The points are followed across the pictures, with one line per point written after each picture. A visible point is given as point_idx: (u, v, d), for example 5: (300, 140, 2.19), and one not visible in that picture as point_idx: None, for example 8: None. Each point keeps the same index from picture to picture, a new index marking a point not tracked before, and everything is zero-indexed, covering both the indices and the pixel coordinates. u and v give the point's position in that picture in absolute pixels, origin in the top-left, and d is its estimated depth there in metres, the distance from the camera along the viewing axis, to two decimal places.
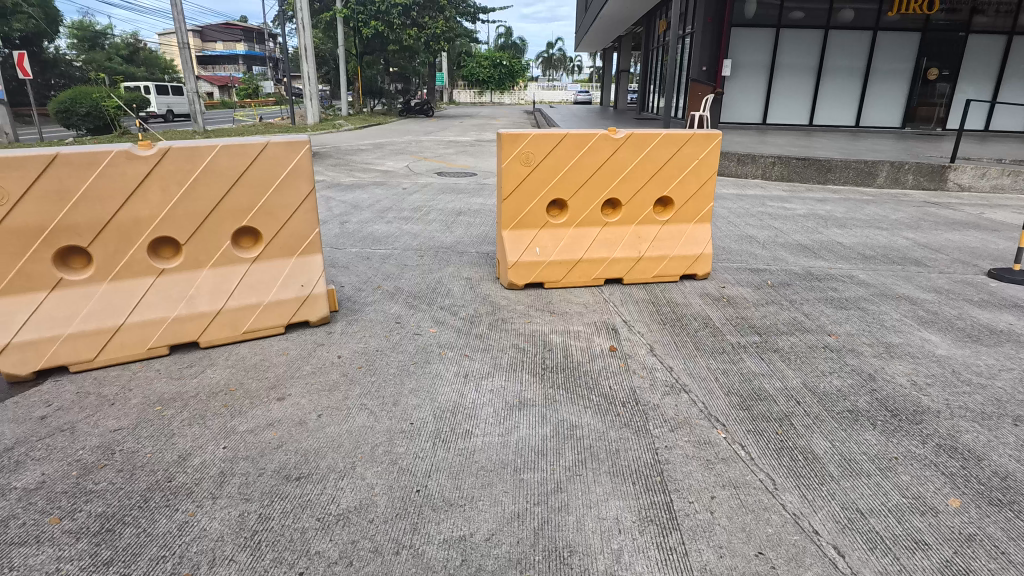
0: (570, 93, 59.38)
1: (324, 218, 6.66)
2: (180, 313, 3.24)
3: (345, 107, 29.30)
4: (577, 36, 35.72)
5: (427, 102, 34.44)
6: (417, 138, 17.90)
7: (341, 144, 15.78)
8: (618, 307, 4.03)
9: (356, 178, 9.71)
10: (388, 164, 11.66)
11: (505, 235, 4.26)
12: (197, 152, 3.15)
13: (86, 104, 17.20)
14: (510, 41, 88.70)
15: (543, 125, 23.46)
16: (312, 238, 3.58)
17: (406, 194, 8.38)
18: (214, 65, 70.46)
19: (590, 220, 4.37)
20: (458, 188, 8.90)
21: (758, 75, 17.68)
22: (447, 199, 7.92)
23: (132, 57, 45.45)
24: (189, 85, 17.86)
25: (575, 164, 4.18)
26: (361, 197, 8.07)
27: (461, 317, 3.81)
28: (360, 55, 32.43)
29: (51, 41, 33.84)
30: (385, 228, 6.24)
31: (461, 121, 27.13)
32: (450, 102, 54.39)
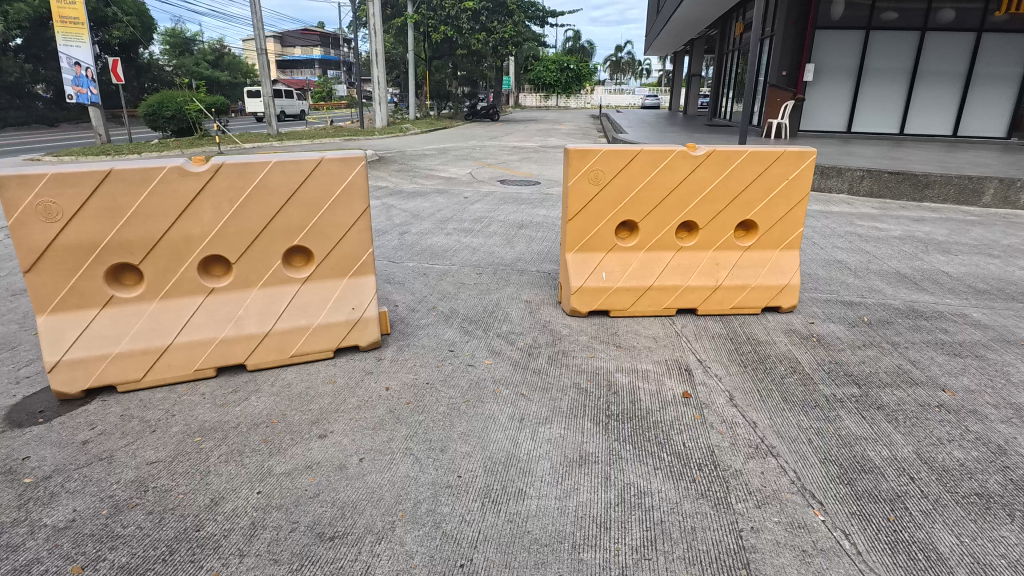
0: (637, 97, 58.26)
1: (384, 228, 6.56)
2: (228, 334, 3.13)
3: (413, 111, 29.84)
4: (647, 40, 34.99)
5: (493, 106, 34.59)
6: (482, 143, 17.86)
7: (407, 148, 15.93)
8: (691, 343, 3.64)
9: (419, 186, 9.67)
10: (451, 170, 11.58)
11: (569, 258, 3.96)
12: (251, 168, 3.02)
13: (171, 108, 18.15)
14: (578, 46, 88.24)
15: (609, 130, 22.95)
16: (365, 258, 3.40)
17: (468, 203, 8.22)
18: (291, 69, 73.57)
19: (662, 244, 4.01)
20: (520, 197, 8.66)
21: (844, 80, 16.56)
22: (509, 209, 7.70)
23: (217, 62, 47.99)
24: (266, 89, 18.54)
25: (648, 184, 3.83)
26: (422, 206, 7.97)
27: (519, 347, 3.53)
28: (429, 60, 32.89)
29: (146, 48, 36.25)
30: (444, 241, 6.08)
31: (526, 125, 26.99)
32: (516, 106, 54.49)
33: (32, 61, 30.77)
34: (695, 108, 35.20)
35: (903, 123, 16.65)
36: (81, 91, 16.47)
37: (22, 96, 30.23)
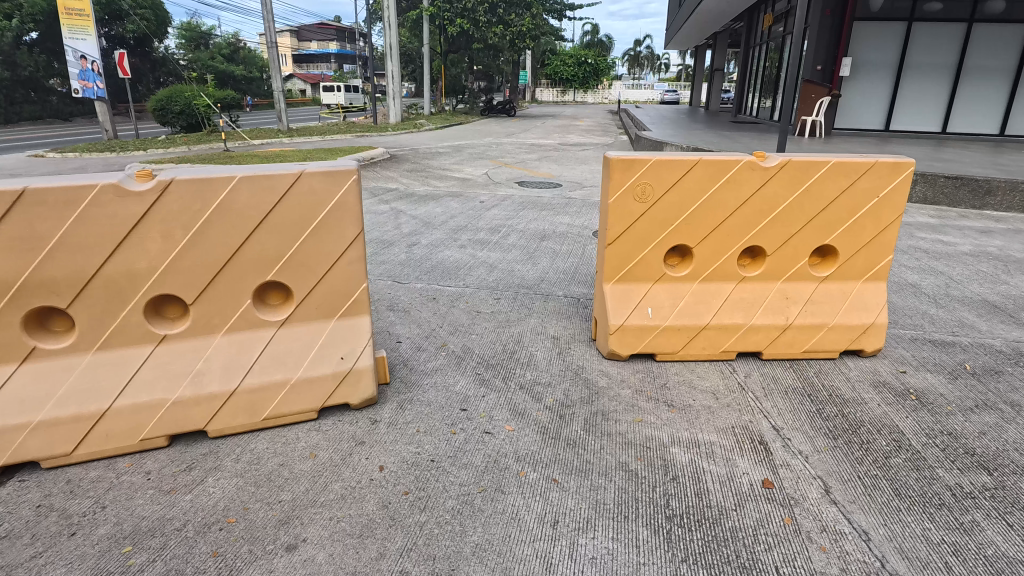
0: (656, 92, 57.06)
1: (392, 239, 5.90)
2: (183, 395, 2.49)
3: (428, 106, 29.21)
4: (668, 35, 34.07)
5: (509, 101, 33.88)
6: (498, 140, 17.19)
7: (420, 145, 15.33)
8: (761, 402, 2.93)
9: (431, 187, 9.02)
10: (467, 170, 10.90)
11: (607, 289, 3.27)
12: (210, 186, 2.36)
13: (179, 103, 17.73)
14: (597, 41, 87.18)
15: (630, 126, 22.13)
16: (357, 295, 2.74)
17: (484, 208, 7.54)
18: (307, 64, 73.25)
19: (721, 273, 3.31)
20: (541, 202, 7.96)
21: (883, 76, 15.54)
22: (529, 216, 7.02)
23: (233, 56, 47.62)
24: (276, 83, 18.02)
25: (706, 202, 3.13)
26: (434, 211, 7.31)
27: (546, 405, 2.86)
28: (444, 54, 32.14)
29: (161, 41, 36.06)
30: (457, 255, 5.41)
31: (544, 122, 26.23)
32: (532, 100, 53.58)
33: (46, 55, 30.48)
34: (718, 104, 34.12)
35: (946, 121, 15.64)
36: (88, 85, 16.04)
37: (37, 89, 30.11)
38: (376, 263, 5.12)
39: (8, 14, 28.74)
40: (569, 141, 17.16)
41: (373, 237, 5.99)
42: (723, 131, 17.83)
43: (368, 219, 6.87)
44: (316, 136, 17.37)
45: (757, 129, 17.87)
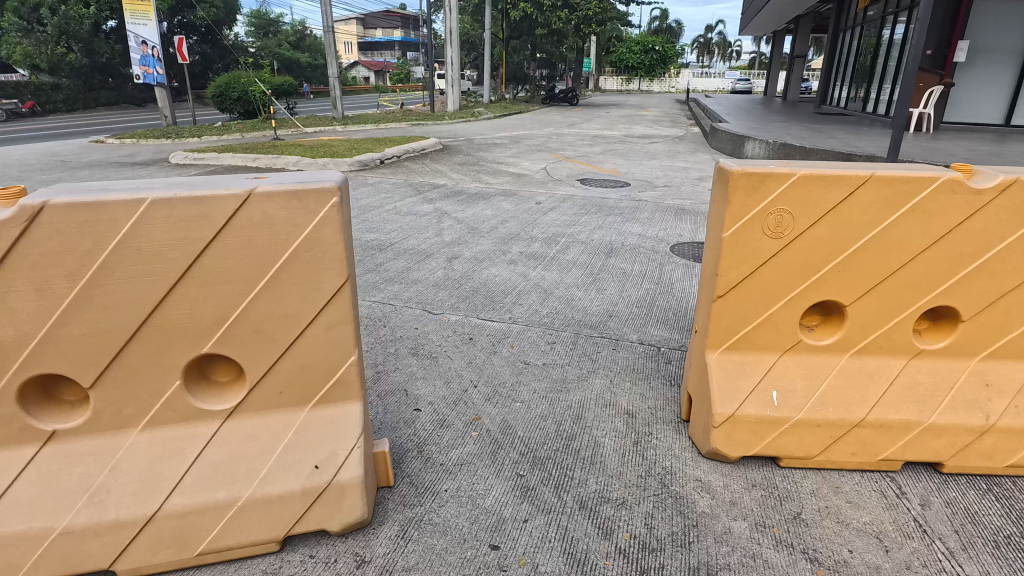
0: (726, 82, 54.10)
1: (429, 249, 5.02)
2: (76, 521, 1.66)
3: (488, 93, 28.35)
4: (745, 19, 31.81)
5: (572, 89, 32.54)
6: (559, 130, 16.09)
7: (476, 135, 14.46)
8: (964, 565, 1.84)
9: (483, 184, 8.12)
10: (523, 165, 9.91)
11: (711, 361, 2.26)
12: (103, 212, 1.50)
13: (238, 88, 17.61)
14: (666, 27, 83.85)
15: (702, 116, 20.52)
16: (342, 373, 1.83)
17: (541, 212, 6.55)
18: (372, 51, 73.92)
19: (884, 344, 2.23)
20: (606, 206, 6.88)
21: (1006, 61, 13.42)
22: (592, 224, 5.99)
23: (300, 43, 48.02)
24: (332, 69, 17.55)
25: (874, 240, 2.06)
26: (483, 214, 6.38)
27: (620, 547, 1.89)
28: (506, 40, 31.02)
29: (231, 28, 36.72)
30: (506, 274, 4.47)
31: (608, 111, 24.84)
32: (595, 89, 51.79)
33: (122, 42, 30.88)
34: (797, 93, 31.61)
35: None
36: (149, 70, 16.01)
37: (116, 76, 31.26)
38: (406, 282, 4.24)
39: (87, 2, 28.58)
40: (637, 134, 15.85)
41: (409, 246, 5.12)
42: (809, 123, 16.09)
43: (408, 222, 6.01)
44: (370, 124, 16.77)
45: (848, 122, 16.00)
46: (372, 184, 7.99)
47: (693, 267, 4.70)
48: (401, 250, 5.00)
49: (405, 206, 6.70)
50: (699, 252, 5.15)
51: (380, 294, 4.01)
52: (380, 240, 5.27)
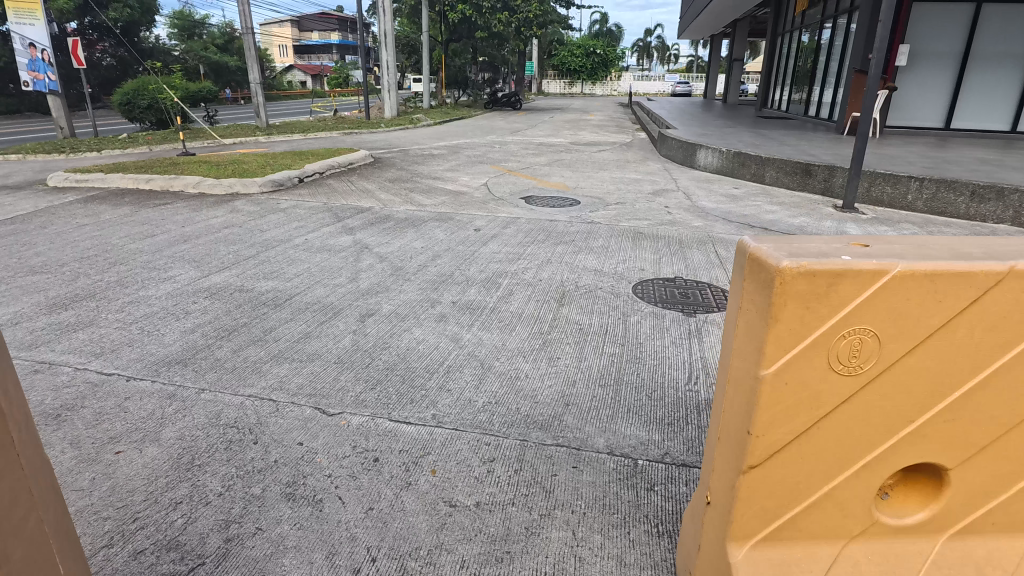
0: (666, 85, 54.70)
1: (339, 303, 4.03)
2: None
3: (428, 99, 27.26)
4: (683, 24, 31.99)
5: (515, 94, 31.84)
6: (502, 138, 15.23)
7: (412, 145, 13.41)
8: None
9: (415, 206, 7.14)
10: (462, 180, 8.97)
11: (738, 563, 1.37)
12: None
13: (148, 96, 15.90)
14: (605, 30, 84.62)
15: (647, 121, 20.10)
16: None
17: (479, 241, 5.63)
18: (308, 55, 71.36)
19: (998, 519, 1.42)
20: (554, 231, 6.02)
21: (944, 65, 13.40)
22: (539, 258, 5.11)
23: (228, 46, 45.38)
24: (252, 74, 16.12)
25: (1004, 370, 1.24)
26: (411, 247, 5.40)
27: None
28: (445, 43, 30.00)
29: (148, 29, 34.23)
30: (432, 338, 3.51)
31: (552, 116, 24.14)
32: (538, 93, 51.45)
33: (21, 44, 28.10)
34: (736, 96, 31.96)
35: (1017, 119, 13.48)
36: (38, 77, 14.31)
37: (15, 82, 28.41)
38: (298, 359, 3.22)
39: None
40: (583, 141, 15.17)
41: (314, 299, 4.10)
42: (755, 128, 15.84)
43: (318, 261, 4.97)
44: (297, 134, 15.46)
45: (792, 126, 15.84)
46: (284, 209, 6.88)
47: (660, 316, 3.88)
48: (302, 306, 3.97)
49: (318, 238, 5.64)
50: (665, 292, 4.35)
51: (260, 381, 2.98)
52: (278, 292, 4.22)
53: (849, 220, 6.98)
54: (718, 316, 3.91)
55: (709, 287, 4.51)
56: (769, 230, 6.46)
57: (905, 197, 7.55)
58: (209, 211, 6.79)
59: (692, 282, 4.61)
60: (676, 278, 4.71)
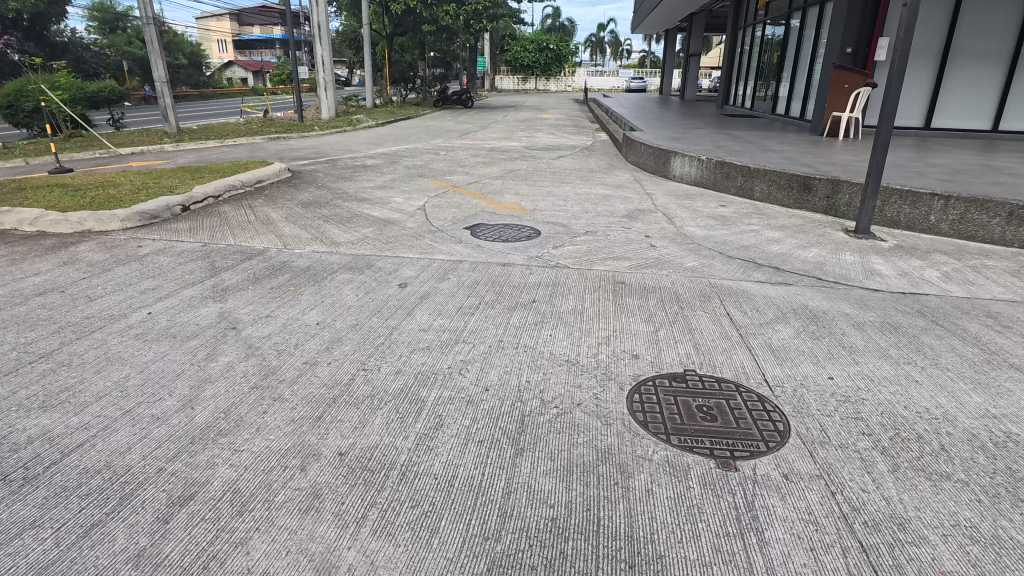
0: (621, 81, 53.68)
1: (142, 471, 2.36)
2: None
3: (372, 98, 25.27)
4: (637, 19, 30.86)
5: (467, 91, 30.03)
6: (449, 143, 13.55)
7: (343, 154, 11.60)
8: None
9: (324, 246, 5.46)
10: (394, 202, 7.31)
11: None
12: None
13: (32, 98, 13.58)
14: (557, 26, 83.35)
15: (607, 120, 18.74)
16: None
17: (403, 308, 4.01)
18: (247, 50, 67.53)
19: None
20: (508, 285, 4.47)
21: (926, 60, 12.44)
22: (485, 340, 3.53)
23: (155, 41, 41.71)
24: (156, 72, 13.91)
25: None
26: (300, 323, 3.75)
27: None
28: (389, 37, 27.85)
29: (58, 22, 30.88)
30: (282, 570, 1.90)
31: (506, 116, 22.54)
32: (492, 90, 49.62)
33: None
34: (694, 91, 30.90)
35: (999, 117, 12.66)
36: None
37: None
38: None
39: None
40: (539, 145, 13.61)
41: (99, 462, 2.41)
42: (722, 128, 14.61)
43: (150, 360, 3.27)
44: (211, 141, 13.41)
45: (762, 126, 14.73)
46: (144, 256, 5.10)
47: (682, 473, 2.38)
48: (71, 484, 2.28)
49: (167, 312, 3.92)
50: (675, 409, 2.86)
51: None
52: (46, 446, 2.52)
53: (870, 252, 5.67)
54: (770, 469, 2.42)
55: (738, 392, 3.02)
56: (780, 270, 5.08)
57: (925, 217, 6.33)
58: (34, 261, 4.95)
59: (711, 382, 3.11)
60: (686, 373, 3.21)
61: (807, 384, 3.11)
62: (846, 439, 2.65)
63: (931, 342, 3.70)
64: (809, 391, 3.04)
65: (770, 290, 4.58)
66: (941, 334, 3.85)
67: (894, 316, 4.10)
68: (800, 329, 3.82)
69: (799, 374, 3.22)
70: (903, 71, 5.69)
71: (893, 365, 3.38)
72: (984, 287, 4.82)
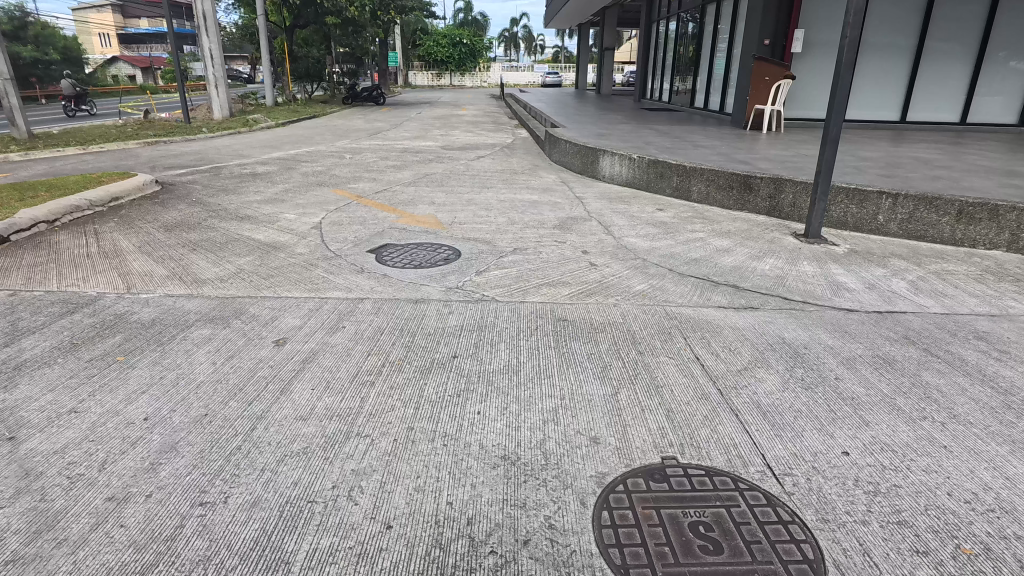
0: (537, 76, 53.34)
1: None
2: None
3: (272, 96, 23.29)
4: (550, 13, 30.34)
5: (378, 88, 28.44)
6: (357, 145, 12.28)
7: (231, 160, 10.12)
8: None
9: (184, 285, 4.25)
10: (284, 219, 6.12)
11: None
12: None
13: None
14: (470, 19, 82.24)
15: (526, 115, 17.97)
16: None
17: (276, 382, 2.94)
18: (133, 45, 61.89)
19: None
20: (422, 333, 3.49)
21: None
22: (390, 430, 2.54)
23: (17, 34, 36.88)
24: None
25: None
26: (119, 423, 2.62)
27: None
28: (289, 29, 25.84)
29: None
30: None
31: (421, 113, 21.33)
32: (405, 86, 47.88)
33: None
34: (610, 86, 30.80)
35: (906, 108, 12.88)
36: None
37: None
38: None
39: None
40: (456, 143, 12.60)
41: None
42: (644, 122, 14.16)
43: None
44: (70, 148, 11.44)
45: (683, 119, 14.44)
46: None
47: None
48: None
49: None
50: (662, 532, 2.01)
51: None
52: None
53: (827, 260, 5.13)
54: None
55: (739, 493, 2.21)
56: (740, 289, 4.40)
57: (873, 217, 5.92)
58: None
59: (701, 478, 2.28)
60: (665, 464, 2.36)
61: (821, 470, 2.35)
62: (902, 569, 1.89)
63: (938, 384, 3.07)
64: (829, 482, 2.28)
65: (736, 317, 3.87)
66: (943, 369, 3.23)
67: (883, 347, 3.47)
68: (786, 376, 3.09)
69: (808, 452, 2.46)
70: (852, 61, 5.18)
71: (909, 424, 2.69)
72: (957, 298, 4.34)
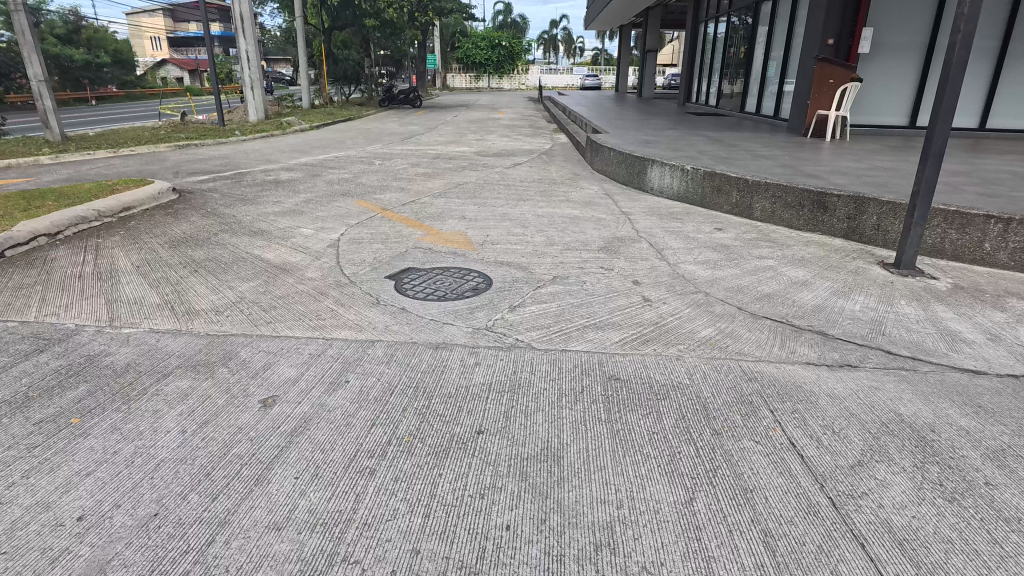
0: (575, 78, 52.44)
1: None
2: None
3: (308, 99, 23.11)
4: (591, 14, 29.52)
5: (414, 91, 28.07)
6: (388, 150, 11.76)
7: (257, 166, 9.70)
8: None
9: (172, 318, 3.69)
10: (300, 235, 5.56)
11: None
12: None
13: None
14: (509, 22, 81.84)
15: (565, 118, 17.23)
16: None
17: (252, 465, 2.33)
18: (181, 48, 63.43)
19: None
20: (441, 394, 2.84)
21: (911, 54, 11.30)
22: (389, 556, 1.89)
23: (68, 38, 37.84)
24: (31, 69, 11.58)
25: None
26: (44, 526, 2.02)
27: None
28: (327, 32, 25.67)
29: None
30: None
31: (456, 116, 20.80)
32: (443, 88, 47.64)
33: None
34: (651, 89, 29.72)
35: (987, 114, 11.64)
36: None
37: None
38: None
39: None
40: (492, 149, 11.98)
41: None
42: (692, 127, 13.28)
43: None
44: (99, 152, 11.22)
45: (735, 125, 13.49)
46: None
47: None
48: None
49: None
50: None
51: None
52: None
53: (929, 299, 4.29)
54: None
55: None
56: (830, 338, 3.61)
57: (977, 245, 5.03)
58: None
59: None
60: None
61: None
62: None
63: None
64: None
65: (832, 380, 3.09)
66: None
67: None
68: (917, 479, 2.32)
69: None
70: (965, 61, 4.32)
71: None
72: None
